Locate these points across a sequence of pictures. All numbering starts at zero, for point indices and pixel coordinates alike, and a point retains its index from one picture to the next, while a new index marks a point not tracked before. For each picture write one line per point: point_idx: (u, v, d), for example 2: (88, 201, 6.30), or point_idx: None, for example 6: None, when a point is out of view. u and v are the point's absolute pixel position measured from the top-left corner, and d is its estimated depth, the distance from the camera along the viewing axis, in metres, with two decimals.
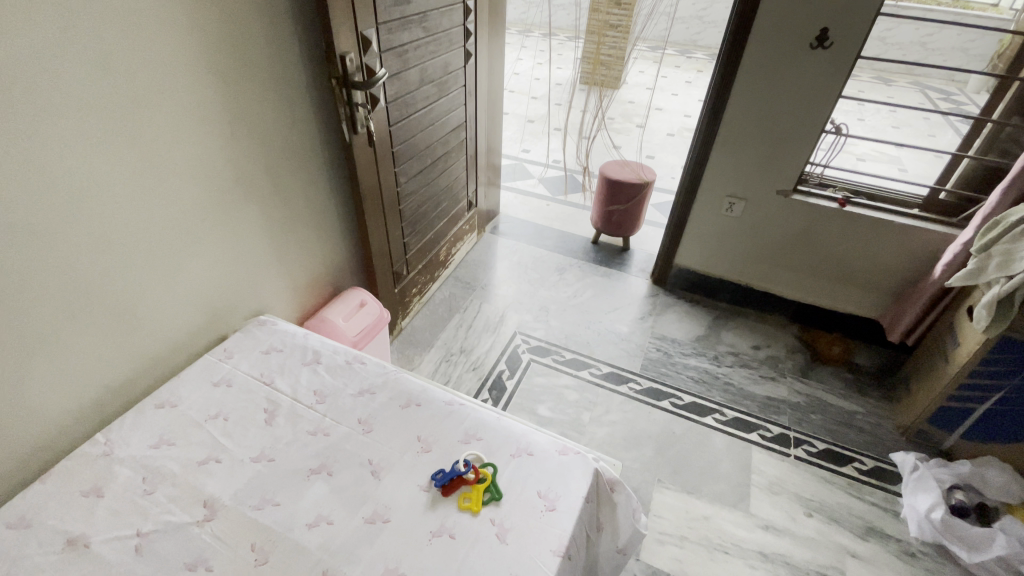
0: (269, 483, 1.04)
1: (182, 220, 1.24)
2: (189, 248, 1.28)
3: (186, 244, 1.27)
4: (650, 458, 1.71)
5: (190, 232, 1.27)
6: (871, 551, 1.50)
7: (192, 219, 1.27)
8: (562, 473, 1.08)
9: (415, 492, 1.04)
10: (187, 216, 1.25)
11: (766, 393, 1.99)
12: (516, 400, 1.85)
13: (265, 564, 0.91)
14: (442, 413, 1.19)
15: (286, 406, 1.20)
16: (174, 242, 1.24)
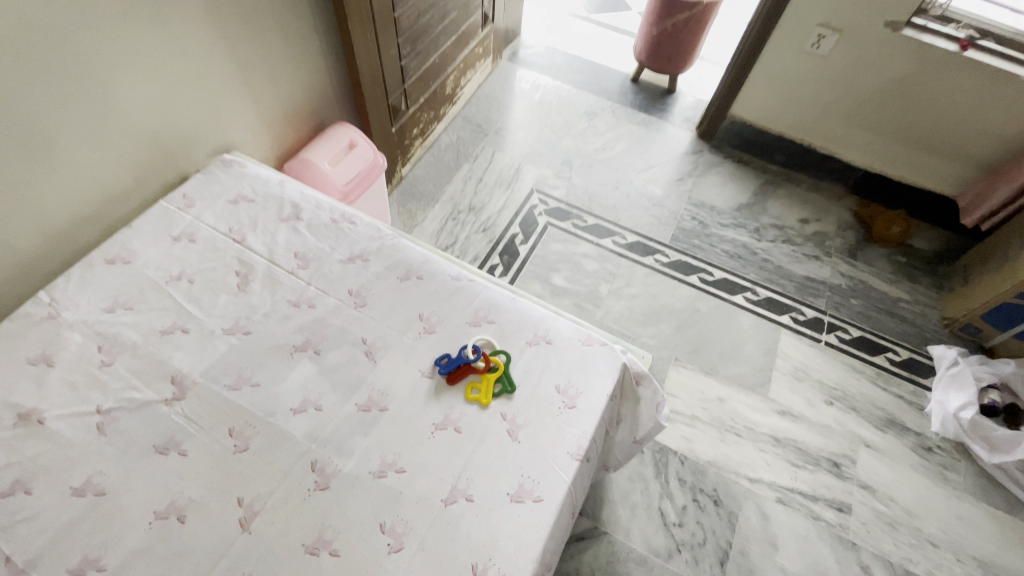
0: (246, 359, 0.90)
1: (96, 16, 0.89)
2: (115, 59, 0.95)
3: (109, 52, 0.94)
4: (669, 335, 1.57)
5: (110, 34, 0.93)
6: (885, 442, 1.46)
7: (109, 13, 0.91)
8: (585, 366, 0.92)
9: (416, 377, 0.90)
10: (103, 11, 0.90)
11: (806, 273, 1.80)
12: (529, 267, 1.66)
13: (246, 451, 0.81)
14: (447, 289, 1.00)
15: (262, 270, 1.01)
16: (91, 49, 0.91)
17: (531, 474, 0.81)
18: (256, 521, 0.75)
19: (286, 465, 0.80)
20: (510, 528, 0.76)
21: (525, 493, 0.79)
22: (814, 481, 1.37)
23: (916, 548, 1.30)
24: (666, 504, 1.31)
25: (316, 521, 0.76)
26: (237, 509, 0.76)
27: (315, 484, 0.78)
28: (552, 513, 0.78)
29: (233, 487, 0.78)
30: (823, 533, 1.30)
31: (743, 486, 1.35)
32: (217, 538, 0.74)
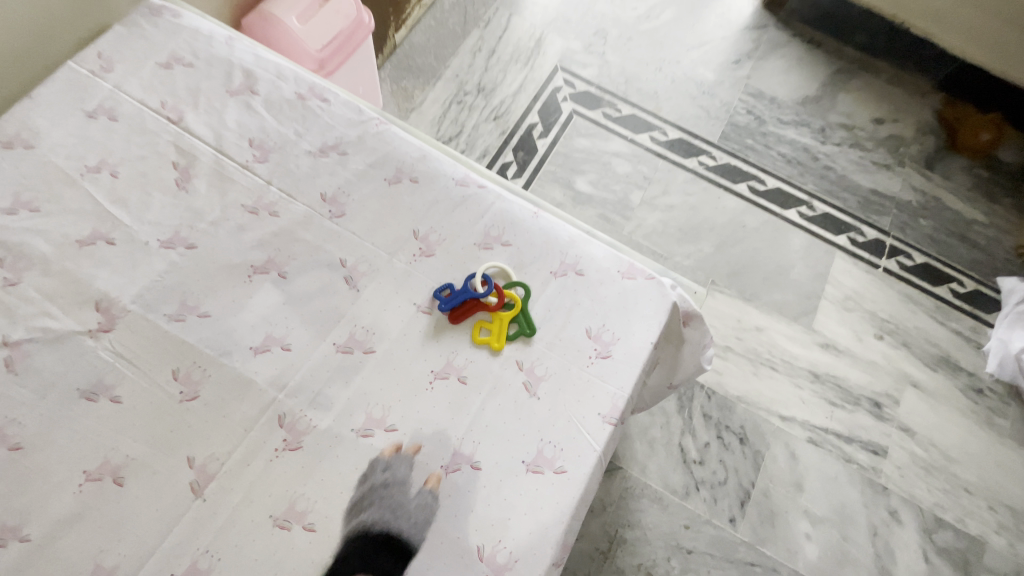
0: (192, 282, 0.70)
1: None
2: None
3: None
4: (707, 254, 1.36)
5: None
6: (934, 383, 1.31)
7: None
8: (624, 305, 0.73)
9: (409, 312, 0.70)
10: None
11: (872, 186, 1.53)
12: (548, 167, 1.40)
13: (196, 400, 0.64)
14: (450, 198, 0.77)
15: (208, 164, 0.77)
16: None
17: (552, 439, 0.65)
18: (212, 486, 0.61)
19: (246, 418, 0.63)
20: (525, 505, 0.62)
21: (544, 462, 0.64)
22: (851, 421, 1.25)
23: (949, 494, 1.21)
24: (687, 441, 1.20)
25: (285, 488, 0.61)
26: (188, 471, 0.61)
27: (283, 443, 0.63)
28: (578, 487, 0.63)
29: (181, 443, 0.62)
30: (853, 476, 1.20)
31: (773, 424, 1.23)
32: (165, 506, 0.60)
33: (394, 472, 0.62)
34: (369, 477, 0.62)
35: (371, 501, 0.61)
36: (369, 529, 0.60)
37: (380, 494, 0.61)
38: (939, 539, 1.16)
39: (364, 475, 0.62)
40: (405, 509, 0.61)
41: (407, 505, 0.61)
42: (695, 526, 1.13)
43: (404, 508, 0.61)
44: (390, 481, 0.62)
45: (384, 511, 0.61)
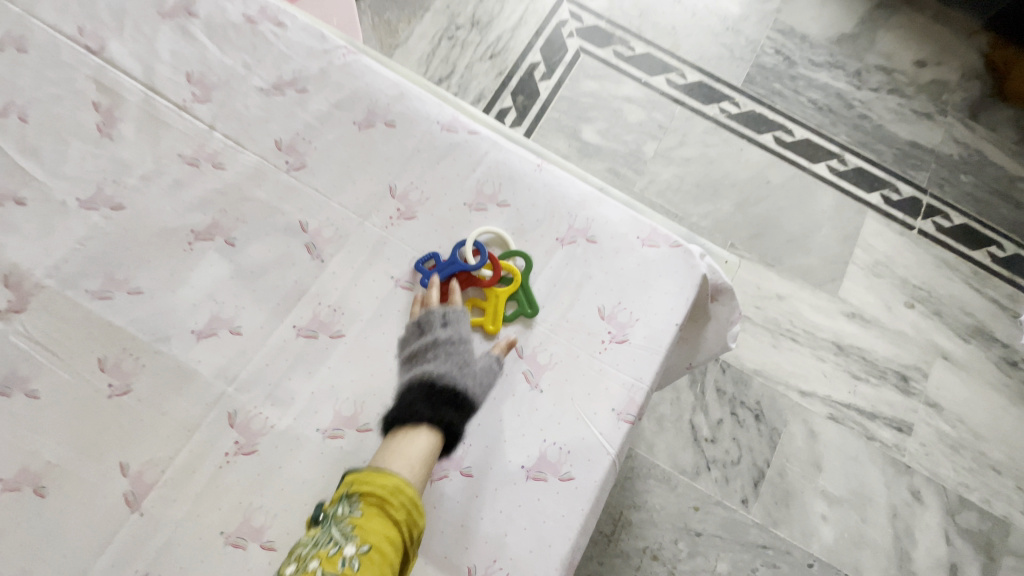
0: (120, 250, 0.57)
1: None
2: None
3: None
4: (727, 214, 1.23)
5: None
6: (966, 355, 1.22)
7: None
8: (643, 279, 0.61)
9: (385, 287, 0.58)
10: None
11: (910, 138, 1.38)
12: (551, 114, 1.24)
13: (129, 395, 0.53)
14: (434, 147, 0.63)
15: (138, 104, 0.63)
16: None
17: (557, 440, 0.55)
18: (150, 498, 0.51)
19: (189, 416, 0.53)
20: (525, 518, 0.52)
21: (548, 468, 0.54)
22: (875, 396, 1.16)
23: (974, 473, 1.14)
24: (699, 418, 1.11)
25: (238, 500, 0.51)
26: (121, 480, 0.51)
27: (235, 447, 0.52)
28: (588, 497, 0.53)
29: (112, 447, 0.52)
30: (874, 455, 1.12)
31: (792, 400, 1.13)
32: (94, 522, 0.50)
33: (456, 326, 0.55)
34: (428, 328, 0.55)
35: (430, 350, 0.53)
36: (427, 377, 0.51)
37: (440, 345, 0.53)
38: (961, 520, 1.10)
39: (421, 324, 0.56)
40: (470, 364, 0.53)
41: (471, 360, 0.53)
42: (706, 508, 1.05)
43: (467, 361, 0.53)
44: (451, 333, 0.54)
45: (446, 361, 0.52)
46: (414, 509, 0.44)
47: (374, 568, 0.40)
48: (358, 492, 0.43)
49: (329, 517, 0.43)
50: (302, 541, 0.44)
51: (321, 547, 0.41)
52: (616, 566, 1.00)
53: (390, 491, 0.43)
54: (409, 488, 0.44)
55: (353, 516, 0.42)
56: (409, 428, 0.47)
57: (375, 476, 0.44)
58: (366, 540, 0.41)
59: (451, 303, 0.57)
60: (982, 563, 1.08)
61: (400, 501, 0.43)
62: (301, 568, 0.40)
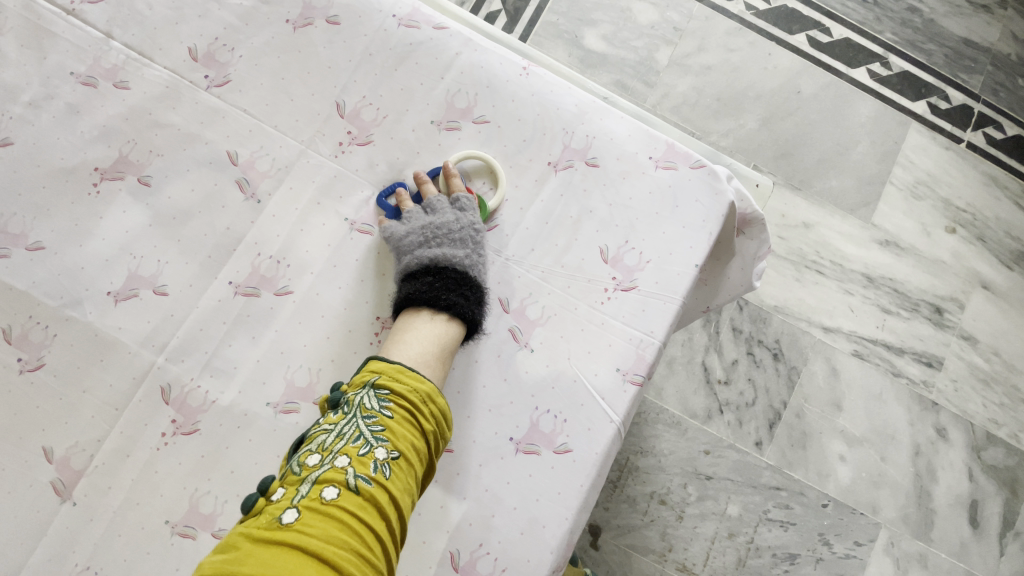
0: (11, 197, 0.47)
1: None
2: None
3: None
4: (751, 132, 1.07)
5: None
6: (1008, 284, 1.10)
7: None
8: (656, 212, 0.49)
9: (338, 233, 0.48)
10: None
11: (968, 32, 1.18)
12: (548, 17, 1.06)
13: (42, 370, 0.45)
14: (389, 49, 0.50)
15: (12, 6, 0.50)
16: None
17: (551, 407, 0.46)
18: (82, 486, 0.44)
19: (115, 394, 0.45)
20: (516, 496, 0.45)
21: (541, 439, 0.46)
22: (905, 330, 1.07)
23: (1006, 409, 1.07)
24: (712, 359, 1.03)
25: (181, 484, 0.44)
26: (47, 468, 0.44)
27: (173, 427, 0.44)
28: (588, 473, 0.45)
29: (32, 430, 0.44)
30: (900, 392, 1.05)
31: (814, 336, 1.05)
32: (19, 514, 0.43)
33: (473, 214, 0.47)
34: (440, 212, 0.47)
35: (448, 235, 0.46)
36: (447, 265, 0.45)
37: (460, 231, 0.46)
38: (987, 457, 1.05)
39: (430, 206, 0.47)
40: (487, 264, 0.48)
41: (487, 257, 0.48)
42: (717, 451, 1.00)
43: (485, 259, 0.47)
44: (470, 219, 0.47)
45: (469, 251, 0.46)
46: (444, 419, 0.40)
47: (404, 476, 0.36)
48: (390, 388, 0.39)
49: (354, 409, 0.38)
50: (317, 429, 0.38)
51: (347, 443, 0.37)
52: (623, 512, 0.97)
53: (423, 397, 0.39)
54: (439, 398, 0.40)
55: (383, 415, 0.37)
56: (436, 318, 0.43)
57: (408, 375, 0.39)
58: (396, 447, 0.37)
59: (463, 188, 0.48)
60: (1005, 499, 1.03)
61: (432, 410, 0.39)
62: (327, 461, 0.36)
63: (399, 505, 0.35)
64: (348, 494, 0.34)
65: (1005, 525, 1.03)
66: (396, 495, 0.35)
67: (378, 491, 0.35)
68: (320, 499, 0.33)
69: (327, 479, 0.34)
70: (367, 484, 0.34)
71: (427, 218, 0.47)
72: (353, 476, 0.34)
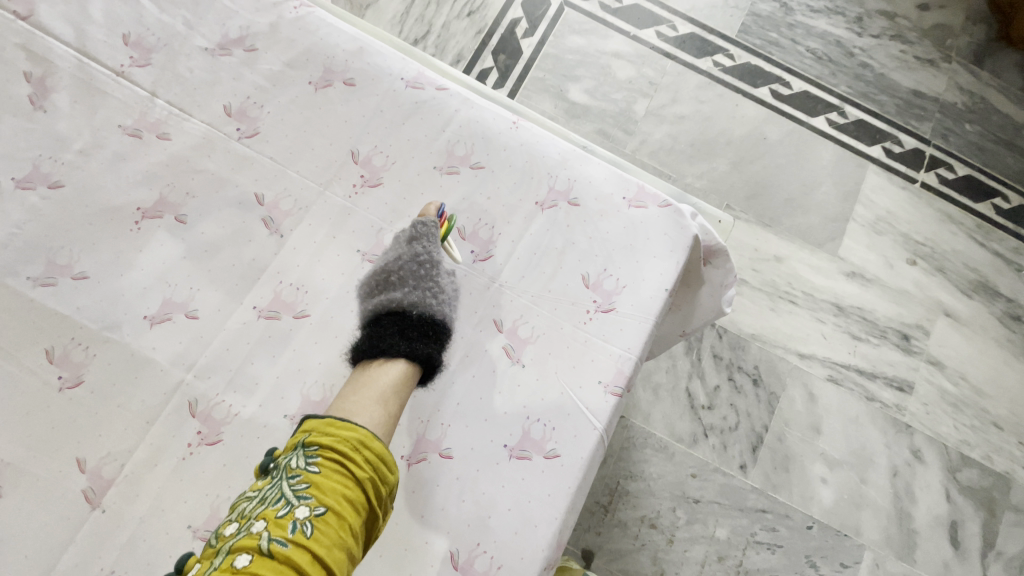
0: (61, 232, 0.53)
1: None
2: None
3: None
4: (722, 174, 1.17)
5: None
6: (969, 312, 1.18)
7: None
8: (630, 243, 0.56)
9: (352, 262, 0.54)
10: None
11: (915, 85, 1.30)
12: (535, 74, 1.18)
13: (80, 387, 0.49)
14: (399, 106, 0.58)
15: (70, 70, 0.58)
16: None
17: (541, 416, 0.51)
18: (112, 494, 0.48)
19: (146, 408, 0.50)
20: (509, 499, 0.49)
21: (532, 446, 0.51)
22: (876, 356, 1.13)
23: (977, 431, 1.12)
24: (695, 385, 1.08)
25: (203, 492, 0.48)
26: (80, 477, 0.48)
27: (198, 437, 0.49)
28: (575, 475, 0.50)
29: (68, 443, 0.48)
30: (875, 416, 1.10)
31: (790, 363, 1.11)
32: (52, 521, 0.47)
33: (412, 249, 0.54)
34: (387, 253, 0.54)
35: (389, 278, 0.53)
36: (385, 312, 0.52)
37: (400, 270, 0.53)
38: (963, 478, 1.09)
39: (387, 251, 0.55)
40: (434, 289, 0.53)
41: (439, 285, 0.54)
42: (703, 475, 1.04)
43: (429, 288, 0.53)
44: (425, 247, 0.54)
45: (407, 292, 0.52)
46: (380, 464, 0.43)
47: (329, 531, 0.39)
48: (319, 444, 0.42)
49: (281, 472, 0.42)
50: (244, 497, 0.42)
51: (269, 506, 0.40)
52: (614, 536, 1.00)
53: (354, 447, 0.43)
54: (373, 443, 0.43)
55: (308, 473, 0.41)
56: (376, 367, 0.49)
57: (338, 428, 0.43)
58: (321, 503, 0.40)
59: (433, 212, 0.54)
60: (984, 520, 1.07)
61: (362, 458, 0.42)
62: (245, 528, 0.39)
63: (323, 561, 0.38)
64: (264, 556, 0.37)
65: (985, 546, 1.06)
66: (318, 552, 0.38)
67: (297, 550, 0.37)
68: (235, 565, 0.36)
69: (245, 545, 0.38)
70: (285, 545, 0.38)
71: (377, 263, 0.54)
72: (268, 539, 0.38)
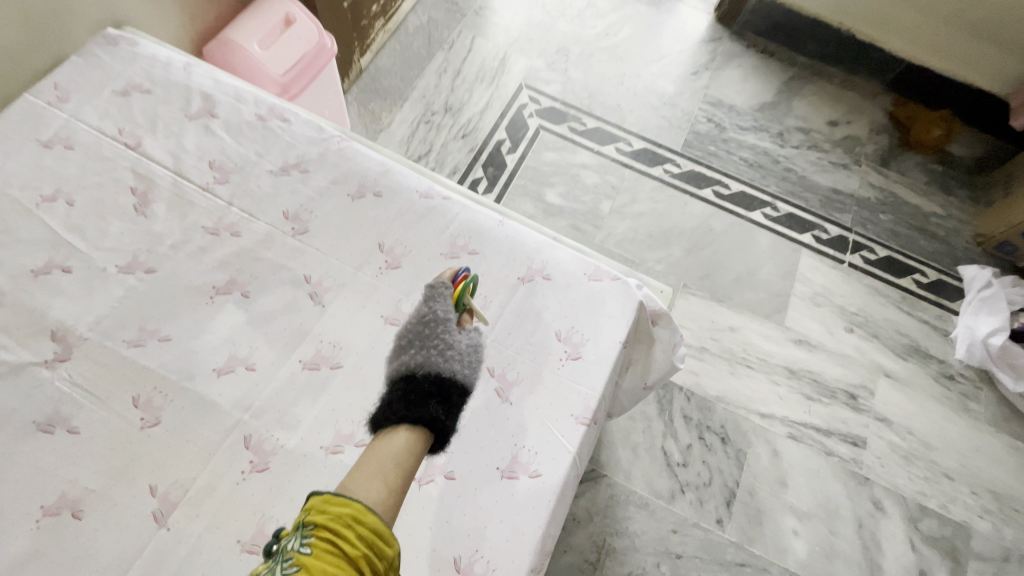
0: (152, 307, 0.68)
1: None
2: None
3: None
4: (678, 258, 1.38)
5: None
6: (907, 373, 1.34)
7: None
8: (591, 307, 0.73)
9: (377, 325, 0.70)
10: None
11: (832, 185, 1.58)
12: (518, 182, 1.43)
13: (158, 426, 0.62)
14: (414, 210, 0.78)
15: (166, 186, 0.77)
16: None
17: (526, 444, 0.65)
18: (176, 514, 0.58)
19: (209, 442, 0.62)
20: (502, 512, 0.61)
21: (519, 468, 0.63)
22: (829, 414, 1.26)
23: (931, 482, 1.22)
24: (669, 444, 1.19)
25: (252, 511, 0.59)
26: (151, 500, 0.59)
27: (250, 465, 0.61)
28: (554, 490, 0.62)
29: (143, 472, 0.60)
30: (836, 469, 1.21)
31: (753, 422, 1.23)
32: (125, 538, 0.57)
33: (426, 308, 0.66)
34: (409, 323, 0.66)
35: (407, 340, 0.64)
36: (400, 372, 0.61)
37: (412, 332, 0.65)
38: (924, 527, 1.17)
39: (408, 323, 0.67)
40: (439, 346, 0.62)
41: (442, 344, 0.62)
42: (683, 530, 1.11)
43: (433, 348, 0.62)
44: (434, 307, 0.66)
45: (416, 351, 0.62)
46: (372, 541, 0.45)
47: None
48: (315, 523, 0.45)
49: (278, 556, 0.44)
50: None
51: None
52: None
53: (347, 524, 0.45)
54: (366, 518, 0.46)
55: (301, 554, 0.43)
56: (384, 441, 0.53)
57: (334, 505, 0.46)
58: None
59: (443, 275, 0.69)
60: (950, 568, 1.14)
61: (354, 536, 0.45)
62: None
63: None
64: None
65: None
66: None
67: None
68: None
69: None
70: None
71: (400, 334, 0.66)
72: None
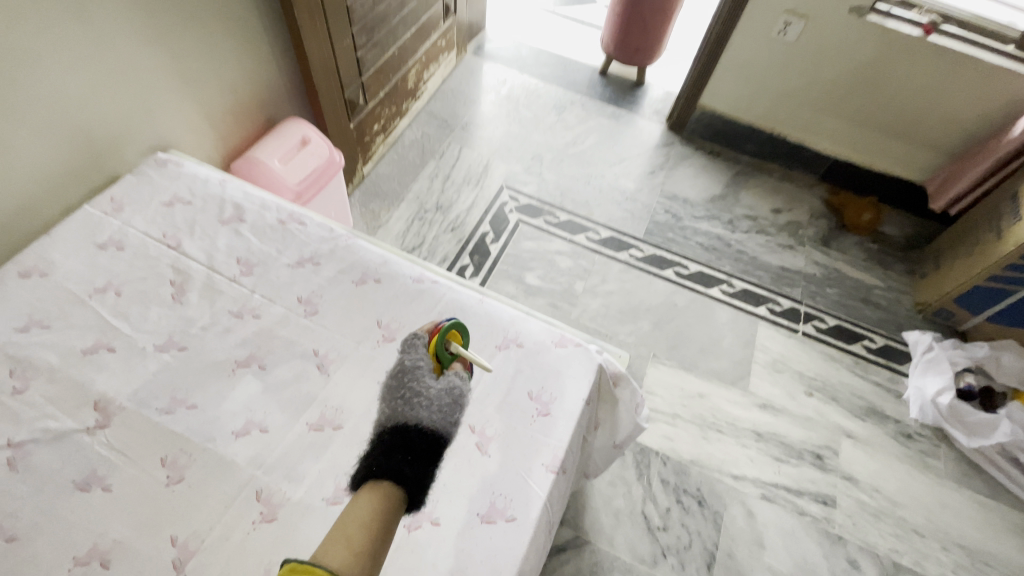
0: (182, 380, 0.80)
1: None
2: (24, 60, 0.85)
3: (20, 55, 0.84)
4: (647, 331, 1.53)
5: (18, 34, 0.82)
6: (868, 432, 1.43)
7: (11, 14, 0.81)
8: (558, 370, 0.86)
9: (374, 390, 0.82)
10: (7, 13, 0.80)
11: (781, 264, 1.77)
12: (500, 267, 1.60)
13: (181, 482, 0.71)
14: (408, 292, 0.92)
15: (200, 279, 0.92)
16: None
17: (503, 491, 0.74)
18: (192, 562, 0.66)
19: (225, 497, 0.71)
20: (481, 552, 0.69)
21: (496, 513, 0.72)
22: (798, 474, 1.34)
23: (902, 539, 1.27)
24: (649, 508, 1.25)
25: (260, 558, 0.67)
26: (171, 550, 0.67)
27: (260, 516, 0.70)
28: (527, 532, 0.71)
29: (166, 524, 0.68)
30: (809, 528, 1.26)
31: (726, 484, 1.30)
32: None
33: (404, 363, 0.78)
34: (391, 379, 0.77)
35: (389, 393, 0.75)
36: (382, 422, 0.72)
37: (392, 386, 0.76)
38: None
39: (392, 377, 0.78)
40: (410, 397, 0.72)
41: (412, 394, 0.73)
42: None
43: (405, 399, 0.73)
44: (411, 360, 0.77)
45: (393, 402, 0.73)
46: None
47: None
48: None
49: None
50: None
51: None
52: None
53: None
54: None
55: None
56: (352, 509, 0.59)
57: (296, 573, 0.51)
58: None
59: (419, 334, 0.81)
60: None
61: None
62: None
63: None
64: None
65: None
66: None
67: None
68: None
69: None
70: None
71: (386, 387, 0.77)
72: None
